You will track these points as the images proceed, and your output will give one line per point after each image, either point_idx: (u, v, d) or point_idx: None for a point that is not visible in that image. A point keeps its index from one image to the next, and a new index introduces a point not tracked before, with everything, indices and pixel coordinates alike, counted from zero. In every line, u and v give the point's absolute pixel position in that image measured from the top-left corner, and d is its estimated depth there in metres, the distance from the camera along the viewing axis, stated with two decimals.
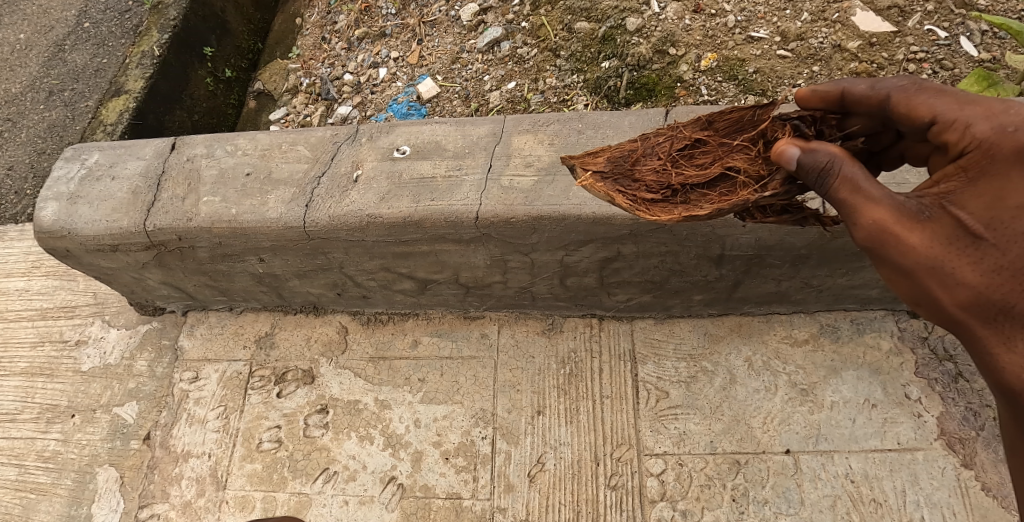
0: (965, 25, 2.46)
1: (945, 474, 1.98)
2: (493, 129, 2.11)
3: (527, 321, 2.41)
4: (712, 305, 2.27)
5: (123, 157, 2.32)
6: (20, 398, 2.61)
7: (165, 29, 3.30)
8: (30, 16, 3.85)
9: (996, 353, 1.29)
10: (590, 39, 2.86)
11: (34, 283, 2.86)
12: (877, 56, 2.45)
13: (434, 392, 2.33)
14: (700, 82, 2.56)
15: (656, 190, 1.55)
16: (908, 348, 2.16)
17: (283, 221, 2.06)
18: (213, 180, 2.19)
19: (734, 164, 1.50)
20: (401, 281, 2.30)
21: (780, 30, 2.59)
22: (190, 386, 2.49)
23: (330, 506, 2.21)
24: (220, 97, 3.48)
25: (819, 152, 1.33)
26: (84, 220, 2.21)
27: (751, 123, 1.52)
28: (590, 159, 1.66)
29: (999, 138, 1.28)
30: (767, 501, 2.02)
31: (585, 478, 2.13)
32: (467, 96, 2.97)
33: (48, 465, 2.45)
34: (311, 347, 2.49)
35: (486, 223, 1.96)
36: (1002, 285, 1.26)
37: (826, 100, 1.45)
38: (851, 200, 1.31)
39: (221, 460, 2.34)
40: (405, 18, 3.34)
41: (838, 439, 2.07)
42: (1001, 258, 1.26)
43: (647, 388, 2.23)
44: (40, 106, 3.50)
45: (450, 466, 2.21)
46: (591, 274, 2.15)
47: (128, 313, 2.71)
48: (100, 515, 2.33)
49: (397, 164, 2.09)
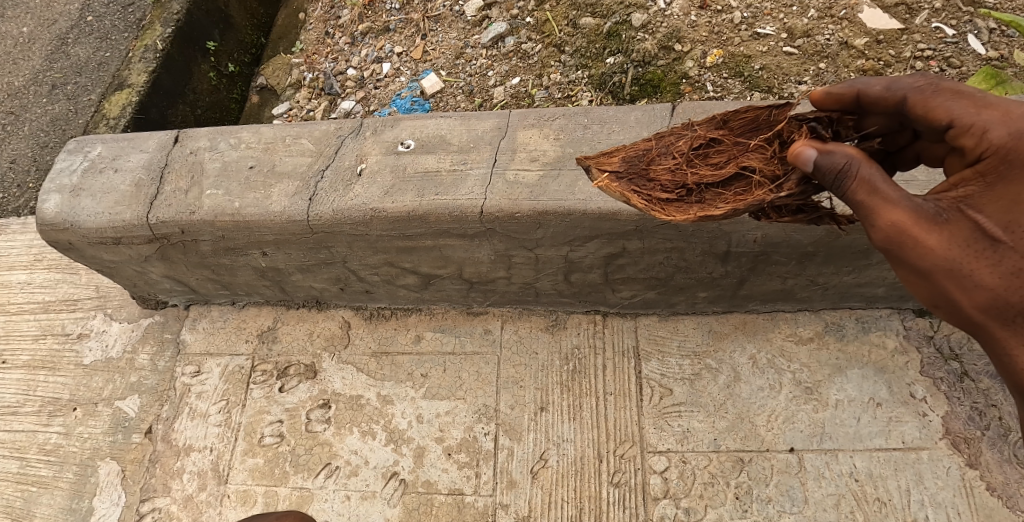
0: (973, 23, 2.44)
1: (951, 473, 1.97)
2: (498, 123, 2.11)
3: (531, 318, 2.40)
4: (716, 303, 2.25)
5: (126, 149, 2.31)
6: (21, 391, 2.60)
7: (169, 23, 3.29)
8: (34, 9, 3.84)
9: (1016, 355, 1.30)
10: (595, 35, 2.84)
11: (36, 276, 2.85)
12: (884, 53, 2.44)
13: (437, 388, 2.32)
14: (706, 79, 2.55)
15: (670, 189, 1.53)
16: (913, 347, 2.15)
17: (286, 215, 2.06)
18: (217, 173, 2.18)
19: (750, 164, 1.47)
20: (404, 276, 2.30)
21: (787, 26, 2.57)
22: (192, 380, 2.49)
23: (331, 502, 2.20)
24: (223, 92, 3.47)
25: (835, 154, 1.30)
26: (86, 213, 2.20)
27: (766, 122, 1.51)
28: (606, 159, 1.63)
29: (1016, 143, 1.27)
30: (771, 499, 2.01)
31: (588, 475, 2.12)
32: (471, 92, 2.96)
33: (49, 458, 2.44)
34: (314, 342, 2.48)
35: (491, 218, 1.95)
36: (1021, 288, 1.26)
37: (842, 102, 1.42)
38: (870, 202, 1.29)
39: (223, 454, 2.34)
40: (410, 13, 3.32)
41: (843, 438, 2.06)
42: (1020, 261, 1.26)
43: (651, 385, 2.22)
44: (43, 99, 3.49)
45: (452, 462, 2.20)
46: (596, 270, 2.14)
47: (130, 307, 2.70)
48: (101, 509, 2.33)
49: (402, 158, 2.08)
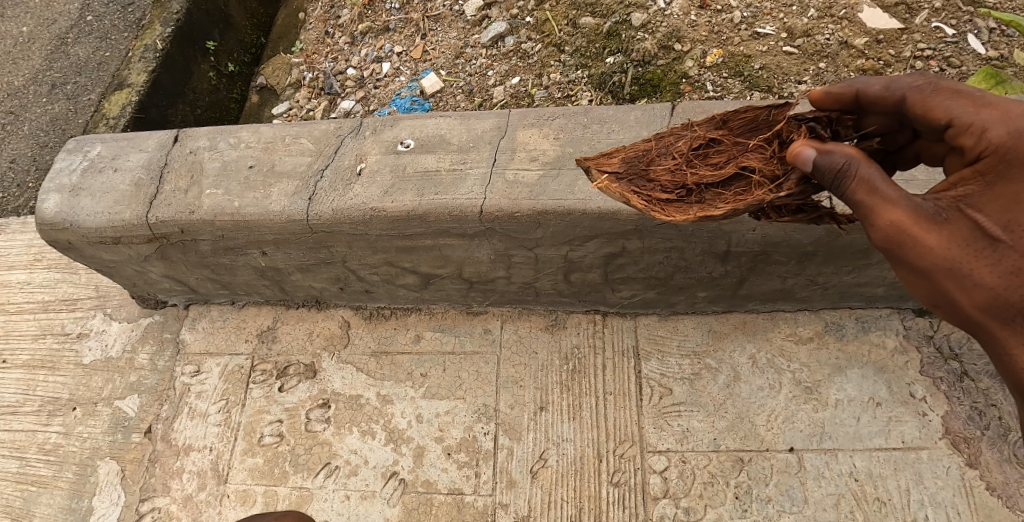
0: (973, 22, 2.44)
1: (950, 473, 1.97)
2: (498, 122, 2.11)
3: (531, 317, 2.40)
4: (716, 302, 2.25)
5: (126, 149, 2.31)
6: (21, 391, 2.60)
7: (169, 23, 3.29)
8: (34, 8, 3.84)
9: (1016, 355, 1.30)
10: (595, 34, 2.84)
11: (35, 275, 2.85)
12: (884, 52, 2.44)
13: (436, 387, 2.32)
14: (706, 79, 2.55)
15: (670, 189, 1.53)
16: (913, 346, 2.15)
17: (286, 214, 2.06)
18: (217, 173, 2.18)
19: (750, 164, 1.47)
20: (404, 276, 2.29)
21: (787, 26, 2.57)
22: (191, 380, 2.48)
23: (331, 501, 2.20)
24: (223, 91, 3.47)
25: (835, 154, 1.30)
26: (86, 212, 2.20)
27: (766, 122, 1.51)
28: (605, 160, 1.64)
29: (1015, 142, 1.27)
30: (771, 499, 2.01)
31: (588, 474, 2.12)
32: (471, 91, 2.96)
33: (49, 458, 2.44)
34: (314, 341, 2.48)
35: (491, 217, 1.95)
36: (1021, 287, 1.26)
37: (841, 101, 1.42)
38: (869, 201, 1.29)
39: (223, 454, 2.34)
40: (410, 12, 3.32)
41: (843, 438, 2.06)
42: (1020, 260, 1.26)
43: (651, 385, 2.22)
44: (43, 99, 3.49)
45: (451, 462, 2.20)
46: (595, 269, 2.14)
47: (130, 307, 2.70)
48: (100, 508, 2.33)
49: (402, 157, 2.08)
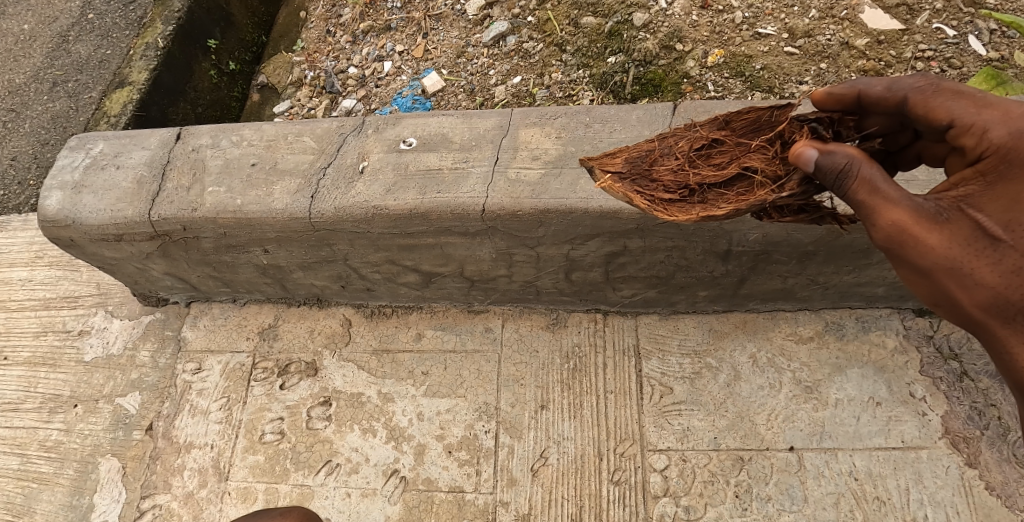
0: (973, 24, 2.45)
1: (950, 472, 1.98)
2: (500, 121, 2.11)
3: (531, 316, 2.40)
4: (717, 302, 2.26)
5: (128, 147, 2.31)
6: (22, 388, 2.60)
7: (170, 21, 3.29)
8: (35, 6, 3.84)
9: (1017, 354, 1.30)
10: (596, 34, 2.85)
11: (37, 273, 2.86)
12: (885, 53, 2.44)
13: (437, 386, 2.33)
14: (706, 79, 2.55)
15: (673, 189, 1.53)
16: (913, 346, 2.15)
17: (288, 212, 2.06)
18: (219, 170, 2.19)
19: (752, 164, 1.48)
20: (405, 274, 2.30)
21: (788, 27, 2.58)
22: (192, 377, 2.49)
23: (332, 499, 2.21)
24: (224, 90, 3.47)
25: (836, 154, 1.30)
26: (89, 210, 2.20)
27: (768, 123, 1.52)
28: (608, 160, 1.64)
29: (1016, 142, 1.28)
30: (771, 498, 2.02)
31: (588, 472, 2.13)
32: (472, 90, 2.97)
33: (50, 455, 2.45)
34: (314, 339, 2.48)
35: (493, 215, 1.95)
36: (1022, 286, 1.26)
37: (843, 102, 1.43)
38: (871, 202, 1.29)
39: (224, 452, 2.34)
40: (411, 11, 3.32)
41: (842, 437, 2.07)
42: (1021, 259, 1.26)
43: (651, 384, 2.23)
44: (44, 96, 3.50)
45: (452, 460, 2.20)
46: (597, 268, 2.14)
47: (131, 304, 2.70)
48: (101, 505, 2.33)
49: (404, 156, 2.08)
